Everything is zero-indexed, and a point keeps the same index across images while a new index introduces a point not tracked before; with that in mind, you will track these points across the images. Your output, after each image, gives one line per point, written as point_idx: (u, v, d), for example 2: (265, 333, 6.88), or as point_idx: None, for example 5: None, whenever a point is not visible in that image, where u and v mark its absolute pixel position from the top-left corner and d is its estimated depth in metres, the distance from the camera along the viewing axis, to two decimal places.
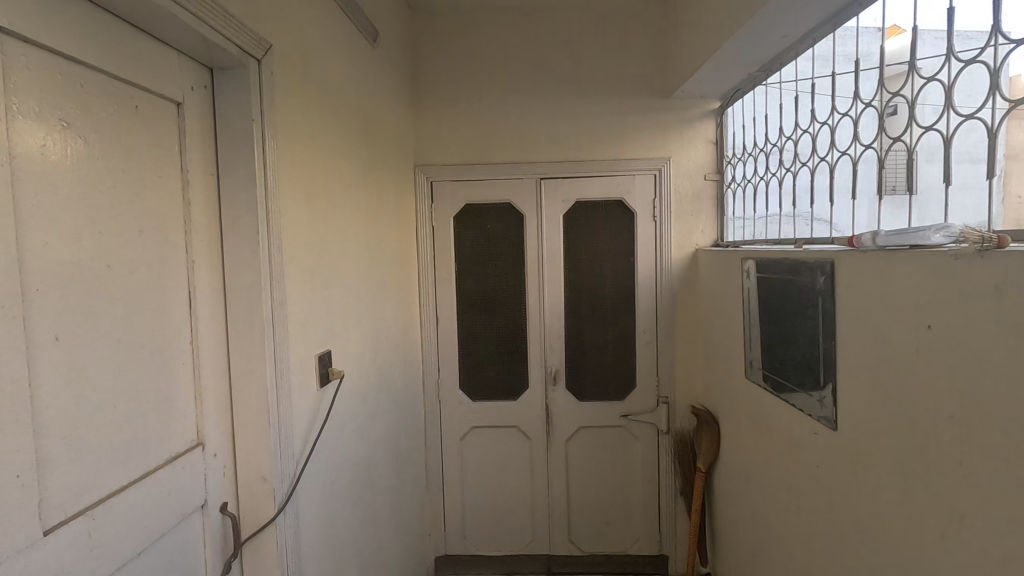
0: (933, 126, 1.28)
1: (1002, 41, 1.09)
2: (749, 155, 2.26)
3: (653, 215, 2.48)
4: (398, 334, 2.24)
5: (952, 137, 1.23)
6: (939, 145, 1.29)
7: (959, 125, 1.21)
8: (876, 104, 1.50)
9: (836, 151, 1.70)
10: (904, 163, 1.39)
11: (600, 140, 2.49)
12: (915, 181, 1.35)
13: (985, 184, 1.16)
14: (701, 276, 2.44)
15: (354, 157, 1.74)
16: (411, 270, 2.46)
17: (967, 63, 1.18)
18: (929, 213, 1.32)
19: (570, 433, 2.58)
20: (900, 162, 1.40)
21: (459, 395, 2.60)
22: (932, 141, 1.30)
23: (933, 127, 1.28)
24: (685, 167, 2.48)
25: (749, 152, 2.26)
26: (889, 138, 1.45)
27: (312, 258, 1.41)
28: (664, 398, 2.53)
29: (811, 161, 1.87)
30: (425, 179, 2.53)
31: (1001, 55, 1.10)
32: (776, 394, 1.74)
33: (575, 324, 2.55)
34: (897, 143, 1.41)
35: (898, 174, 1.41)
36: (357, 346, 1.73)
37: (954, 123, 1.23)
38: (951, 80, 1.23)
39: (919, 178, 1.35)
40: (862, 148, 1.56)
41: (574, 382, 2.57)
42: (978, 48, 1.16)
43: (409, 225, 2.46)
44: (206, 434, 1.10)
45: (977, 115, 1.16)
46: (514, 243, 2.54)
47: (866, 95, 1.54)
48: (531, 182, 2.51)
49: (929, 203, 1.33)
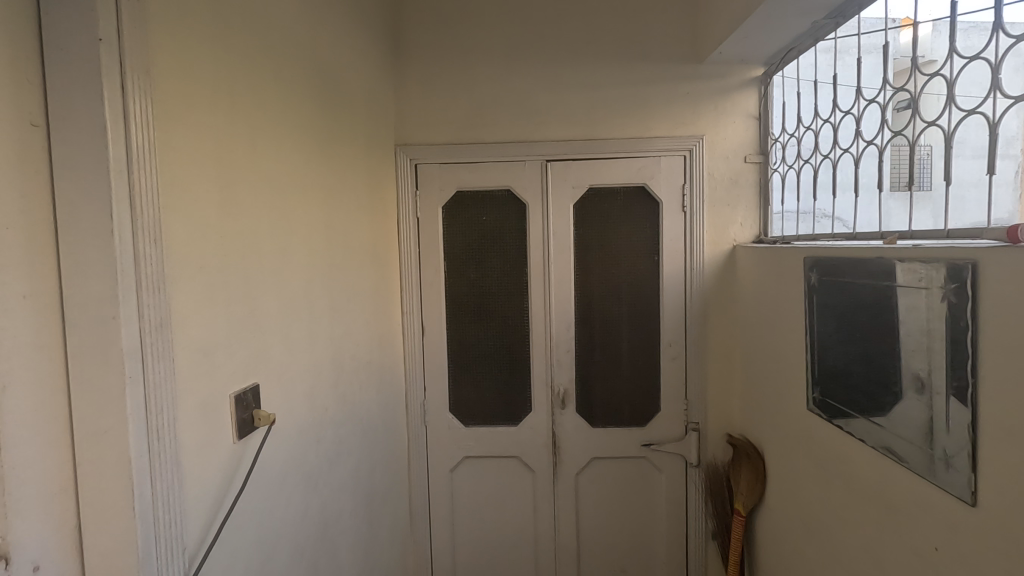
0: (935, 121, 1.24)
1: (1003, 37, 1.06)
2: (803, 129, 1.83)
3: (680, 205, 2.07)
4: (371, 349, 1.83)
5: (953, 133, 1.19)
6: (939, 141, 1.24)
7: (960, 121, 1.17)
8: (879, 100, 1.45)
9: (839, 149, 1.64)
10: (908, 160, 1.34)
11: (618, 115, 2.07)
12: (914, 181, 1.31)
13: (985, 181, 1.13)
14: (741, 278, 2.02)
15: (302, 124, 1.32)
16: (389, 270, 2.04)
17: (967, 60, 1.14)
18: (930, 211, 1.27)
19: (581, 465, 2.17)
20: (904, 162, 1.35)
21: (449, 419, 2.19)
22: (934, 137, 1.25)
23: (935, 122, 1.23)
24: (721, 147, 2.05)
25: (802, 125, 1.83)
26: (890, 132, 1.41)
27: (224, 258, 0.99)
28: (693, 424, 2.12)
29: (814, 159, 1.78)
30: (408, 161, 2.11)
31: (1002, 50, 1.06)
32: (857, 437, 1.32)
33: (587, 335, 2.13)
34: (899, 138, 1.37)
35: (902, 171, 1.36)
36: (305, 372, 1.32)
37: (955, 118, 1.19)
38: (952, 76, 1.18)
39: (920, 179, 1.31)
40: (864, 144, 1.52)
41: (585, 403, 2.15)
42: (981, 44, 1.11)
43: (388, 217, 2.04)
44: (15, 539, 0.69)
45: (978, 110, 1.12)
46: (515, 238, 2.13)
47: (869, 91, 1.50)
48: (535, 165, 2.10)
49: (930, 202, 1.28)
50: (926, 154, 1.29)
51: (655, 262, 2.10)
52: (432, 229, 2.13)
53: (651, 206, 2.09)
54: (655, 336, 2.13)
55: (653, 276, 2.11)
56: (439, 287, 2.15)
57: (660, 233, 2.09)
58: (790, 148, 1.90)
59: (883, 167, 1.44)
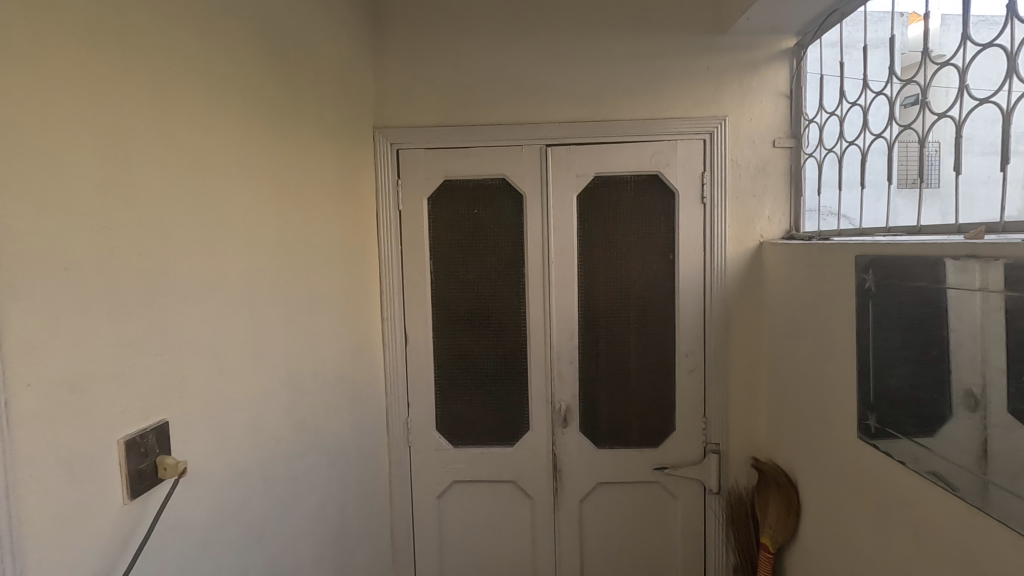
0: (990, 98, 1.08)
1: None
2: (847, 105, 1.57)
3: (699, 196, 1.81)
4: (345, 362, 1.58)
5: (1013, 112, 1.04)
6: (995, 123, 1.09)
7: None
8: (917, 81, 1.29)
9: (870, 134, 1.46)
10: (951, 148, 1.19)
11: (628, 93, 1.81)
12: (956, 170, 1.17)
13: None
14: (769, 280, 1.77)
15: (242, 90, 1.06)
16: (367, 270, 1.79)
17: None
18: (977, 206, 1.14)
19: (585, 491, 1.92)
20: (941, 151, 1.22)
21: (436, 439, 1.93)
22: (989, 118, 1.09)
23: (990, 99, 1.08)
24: (746, 130, 1.79)
25: (848, 101, 1.56)
26: (931, 116, 1.24)
27: (108, 258, 0.74)
28: (713, 445, 1.87)
29: (838, 148, 1.61)
30: (389, 146, 1.86)
31: None
32: (930, 477, 1.07)
33: (593, 344, 1.88)
34: (942, 122, 1.21)
35: (941, 162, 1.22)
36: (247, 397, 1.06)
37: (1016, 94, 1.04)
38: (1015, 46, 1.03)
39: (960, 168, 1.17)
40: (902, 130, 1.34)
41: (590, 421, 1.90)
42: None
43: (365, 210, 1.79)
44: None
45: None
46: (511, 234, 1.87)
47: (904, 72, 1.34)
48: (534, 150, 1.84)
49: (976, 195, 1.14)
50: (982, 139, 1.11)
51: (671, 261, 1.85)
52: (415, 223, 1.88)
53: (665, 197, 1.84)
54: (670, 345, 1.87)
55: (668, 277, 1.86)
56: (425, 289, 1.89)
57: (676, 228, 1.83)
58: (827, 129, 1.64)
59: (919, 157, 1.28)
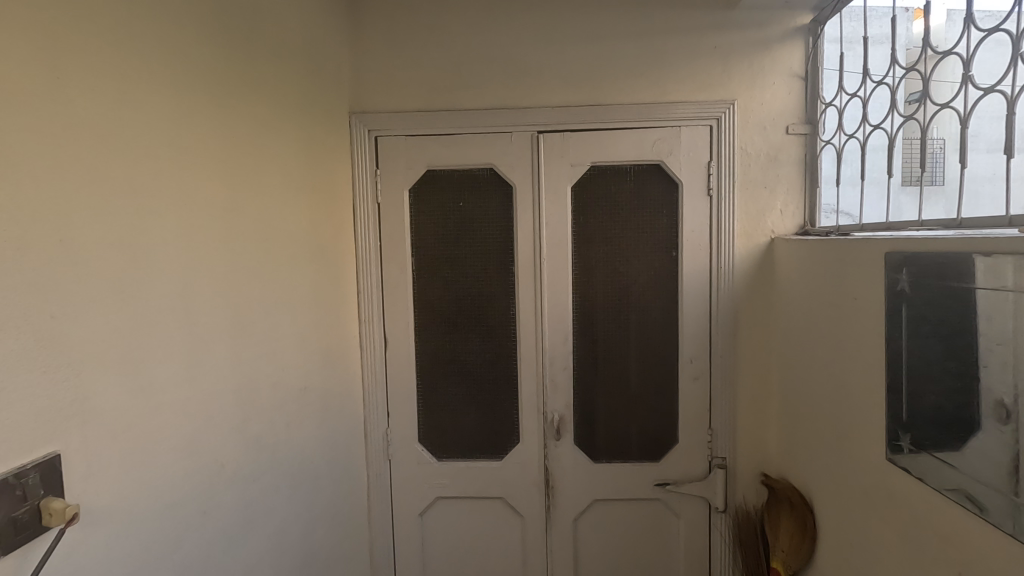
0: (949, 103, 1.12)
1: None
2: (875, 85, 1.38)
3: (704, 187, 1.66)
4: (314, 370, 1.43)
5: (969, 116, 1.07)
6: (954, 126, 1.12)
7: (978, 101, 1.05)
8: (889, 81, 1.32)
9: (898, 116, 1.29)
10: (918, 150, 1.22)
11: (627, 75, 1.66)
12: (922, 171, 1.20)
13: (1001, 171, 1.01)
14: (781, 280, 1.61)
15: (169, 54, 0.90)
16: (341, 268, 1.64)
17: (986, 34, 1.02)
18: (937, 205, 1.16)
19: (579, 509, 1.77)
20: (909, 152, 1.25)
21: (418, 452, 1.78)
22: (948, 121, 1.13)
23: (950, 103, 1.12)
24: (757, 115, 1.63)
25: (874, 79, 1.38)
26: (899, 116, 1.29)
27: None
28: (719, 460, 1.72)
29: (860, 133, 1.43)
30: (367, 133, 1.70)
31: None
32: (976, 512, 0.92)
33: (589, 349, 1.73)
34: (909, 123, 1.25)
35: (912, 161, 1.24)
36: (175, 417, 0.91)
37: (972, 99, 1.07)
38: (969, 54, 1.07)
39: (927, 169, 1.19)
40: (898, 120, 1.28)
41: (585, 433, 1.75)
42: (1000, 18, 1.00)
43: (340, 202, 1.64)
44: None
45: (997, 88, 1.00)
46: (499, 229, 1.72)
47: (878, 71, 1.37)
48: (524, 138, 1.69)
49: (940, 195, 1.16)
50: (939, 144, 1.16)
51: (674, 258, 1.69)
52: (395, 217, 1.72)
53: (668, 189, 1.68)
54: (672, 351, 1.72)
55: (671, 276, 1.70)
56: (406, 289, 1.74)
57: (680, 223, 1.68)
58: (847, 113, 1.49)
59: (889, 156, 1.31)
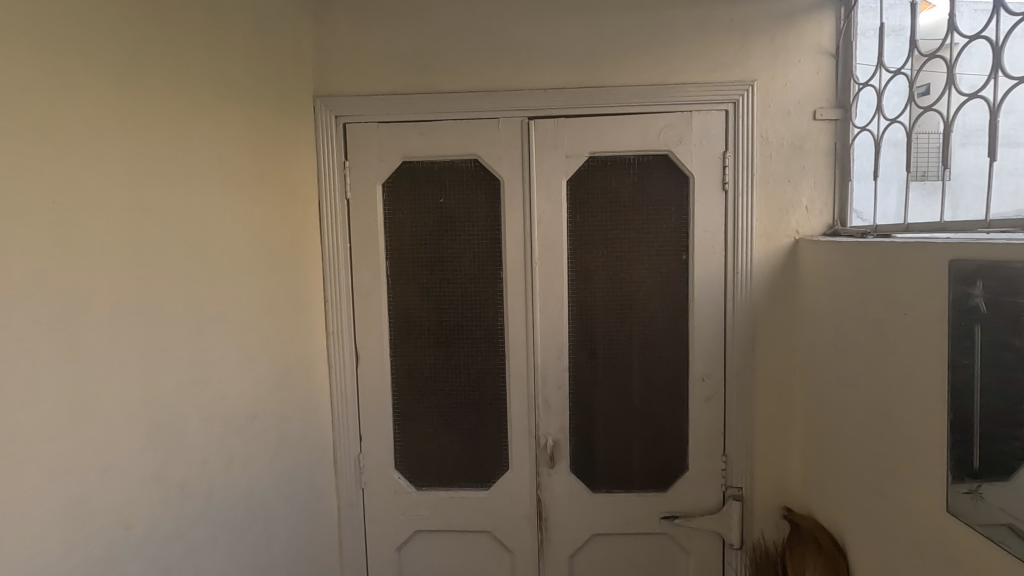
0: (978, 92, 1.00)
1: None
2: (926, 56, 1.14)
3: (719, 182, 1.45)
4: (267, 395, 1.23)
5: (999, 108, 0.96)
6: (982, 118, 1.01)
7: (1011, 90, 0.94)
8: (907, 71, 1.21)
9: (956, 93, 1.06)
10: (940, 143, 1.11)
11: (630, 53, 1.45)
12: (947, 166, 1.08)
13: None
14: (807, 288, 1.41)
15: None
16: (304, 274, 1.43)
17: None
18: (967, 203, 1.04)
19: (576, 544, 1.57)
20: (931, 146, 1.13)
21: (394, 481, 1.58)
22: (976, 113, 1.02)
23: (978, 93, 1.00)
24: (780, 98, 1.42)
25: (926, 50, 1.14)
26: (918, 109, 1.17)
27: None
28: (734, 490, 1.52)
29: (906, 115, 1.21)
30: (334, 120, 1.50)
31: None
32: None
33: (586, 365, 1.52)
34: (929, 116, 1.14)
35: (933, 156, 1.13)
36: (39, 481, 0.70)
37: (1003, 89, 0.96)
38: (1001, 38, 0.96)
39: (953, 164, 1.07)
40: (917, 113, 1.17)
41: (582, 459, 1.55)
42: None
43: (303, 198, 1.43)
44: None
45: None
46: (485, 229, 1.51)
47: (893, 62, 1.26)
48: (513, 125, 1.48)
49: (969, 193, 1.04)
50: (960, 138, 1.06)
51: (684, 262, 1.49)
52: (367, 215, 1.52)
53: (677, 183, 1.48)
54: (681, 367, 1.52)
55: (680, 283, 1.50)
56: (380, 297, 1.53)
57: (691, 222, 1.47)
58: (887, 95, 1.27)
59: (909, 152, 1.19)
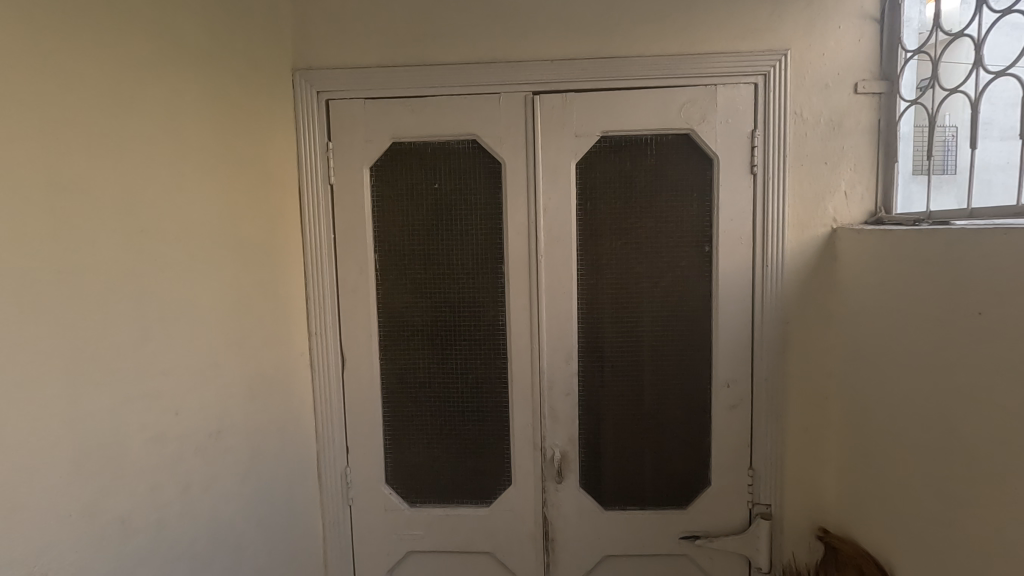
0: None
1: None
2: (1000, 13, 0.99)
3: (746, 164, 1.29)
4: (237, 406, 1.07)
5: None
6: None
7: None
8: (972, 33, 1.05)
9: None
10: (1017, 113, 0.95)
11: (648, 19, 1.29)
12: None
13: None
14: (847, 283, 1.25)
15: None
16: (282, 269, 1.27)
17: None
18: None
19: (586, 567, 1.42)
20: (1004, 117, 0.98)
21: (385, 497, 1.43)
22: None
23: None
24: (817, 69, 1.26)
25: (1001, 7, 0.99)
26: (987, 75, 1.02)
27: None
28: (762, 507, 1.37)
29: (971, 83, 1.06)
30: (316, 96, 1.34)
31: None
32: None
33: (597, 370, 1.37)
34: (1003, 82, 0.98)
35: (1007, 129, 0.97)
36: None
37: None
38: None
39: None
40: (986, 80, 1.02)
41: (593, 473, 1.40)
42: None
43: (280, 184, 1.27)
44: None
45: None
46: (485, 218, 1.35)
47: (952, 24, 1.10)
48: (516, 102, 1.32)
49: None
50: None
51: (706, 255, 1.34)
52: (352, 203, 1.36)
53: (700, 166, 1.32)
54: (703, 371, 1.37)
55: (702, 277, 1.34)
56: (368, 294, 1.38)
57: (714, 210, 1.32)
58: (944, 62, 1.12)
59: (975, 125, 1.04)
